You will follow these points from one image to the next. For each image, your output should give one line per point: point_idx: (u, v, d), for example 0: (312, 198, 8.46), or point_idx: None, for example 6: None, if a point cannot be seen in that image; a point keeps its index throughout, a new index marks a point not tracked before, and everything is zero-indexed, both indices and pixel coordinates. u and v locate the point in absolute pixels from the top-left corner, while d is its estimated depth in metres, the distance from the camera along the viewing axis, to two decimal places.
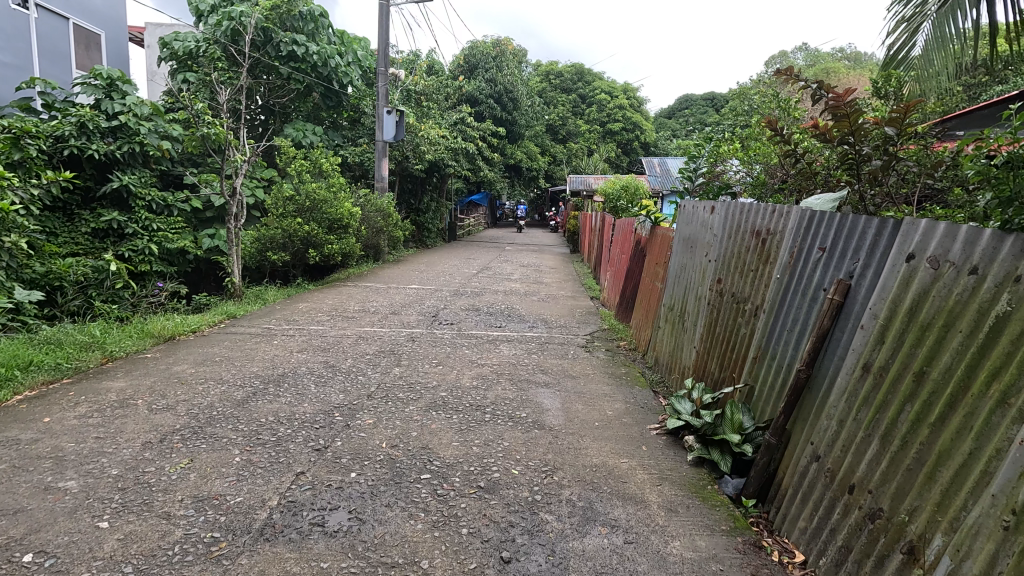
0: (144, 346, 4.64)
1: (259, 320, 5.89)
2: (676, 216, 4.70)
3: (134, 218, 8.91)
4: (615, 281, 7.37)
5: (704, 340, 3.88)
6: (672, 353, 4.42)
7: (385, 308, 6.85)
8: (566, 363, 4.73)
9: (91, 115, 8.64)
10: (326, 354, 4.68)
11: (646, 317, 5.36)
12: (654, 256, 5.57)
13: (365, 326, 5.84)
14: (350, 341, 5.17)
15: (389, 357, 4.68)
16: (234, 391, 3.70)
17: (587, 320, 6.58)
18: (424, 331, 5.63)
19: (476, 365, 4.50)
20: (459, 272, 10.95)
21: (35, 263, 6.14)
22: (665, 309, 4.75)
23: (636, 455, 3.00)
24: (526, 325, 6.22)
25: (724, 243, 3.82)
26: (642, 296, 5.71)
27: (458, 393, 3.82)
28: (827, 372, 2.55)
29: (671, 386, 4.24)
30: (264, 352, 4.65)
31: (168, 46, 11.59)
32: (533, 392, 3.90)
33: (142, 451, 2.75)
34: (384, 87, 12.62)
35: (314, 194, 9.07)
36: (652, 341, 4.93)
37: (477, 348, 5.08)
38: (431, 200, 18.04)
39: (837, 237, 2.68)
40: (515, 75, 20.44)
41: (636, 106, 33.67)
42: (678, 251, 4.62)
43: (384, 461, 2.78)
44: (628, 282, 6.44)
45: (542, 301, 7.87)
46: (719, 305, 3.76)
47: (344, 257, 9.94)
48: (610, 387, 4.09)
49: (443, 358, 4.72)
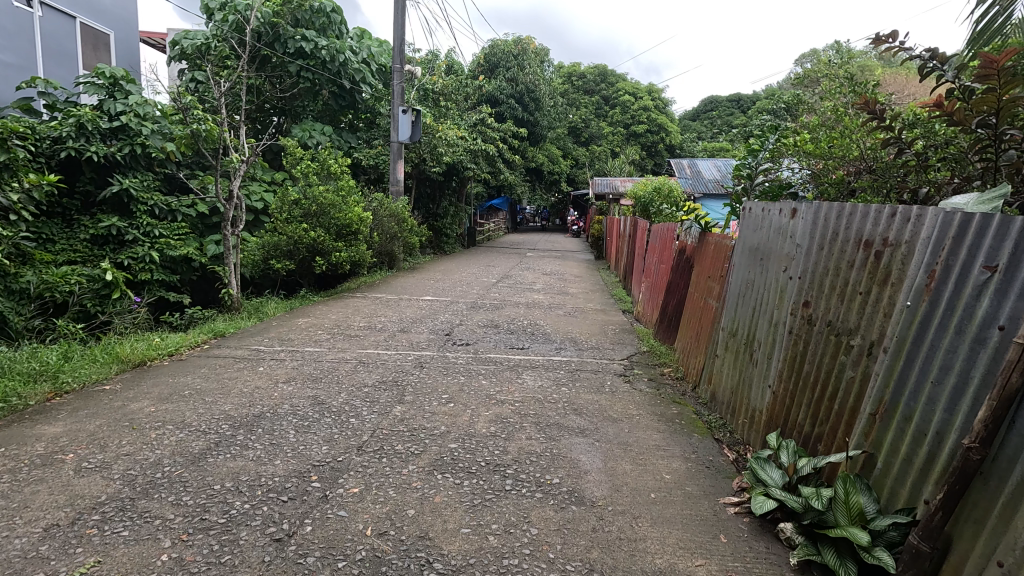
0: (107, 375, 3.95)
1: (249, 340, 5.19)
2: (739, 222, 3.86)
3: (135, 224, 8.33)
4: (653, 294, 6.53)
5: (786, 380, 3.05)
6: (738, 390, 3.59)
7: (394, 325, 6.10)
8: (603, 398, 3.91)
9: (90, 115, 8.15)
10: (317, 386, 3.94)
11: (697, 340, 4.53)
12: (705, 267, 4.72)
13: (367, 347, 5.10)
14: (348, 368, 4.42)
15: (391, 390, 3.91)
16: (191, 441, 2.97)
17: (622, 341, 5.75)
18: (434, 356, 4.86)
19: (495, 403, 3.71)
20: (477, 281, 10.21)
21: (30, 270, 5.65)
22: (725, 334, 3.92)
23: (713, 553, 2.18)
24: (552, 346, 5.41)
25: (811, 256, 2.98)
26: (689, 314, 4.89)
27: (472, 446, 3.02)
28: (1019, 454, 1.69)
29: (739, 434, 3.41)
30: (244, 383, 3.93)
31: (179, 45, 11.16)
32: (566, 443, 3.10)
33: (39, 543, 2.04)
34: (399, 85, 11.93)
35: (321, 197, 8.38)
36: (709, 371, 4.10)
37: (497, 378, 4.29)
38: (449, 204, 17.36)
39: (1019, 252, 1.83)
40: (538, 74, 19.73)
41: (662, 107, 32.69)
42: (743, 263, 3.78)
43: (366, 563, 2.01)
44: (669, 297, 5.64)
45: (569, 316, 7.04)
46: (808, 335, 2.91)
47: (354, 265, 9.24)
48: (662, 436, 3.27)
49: (454, 391, 3.94)
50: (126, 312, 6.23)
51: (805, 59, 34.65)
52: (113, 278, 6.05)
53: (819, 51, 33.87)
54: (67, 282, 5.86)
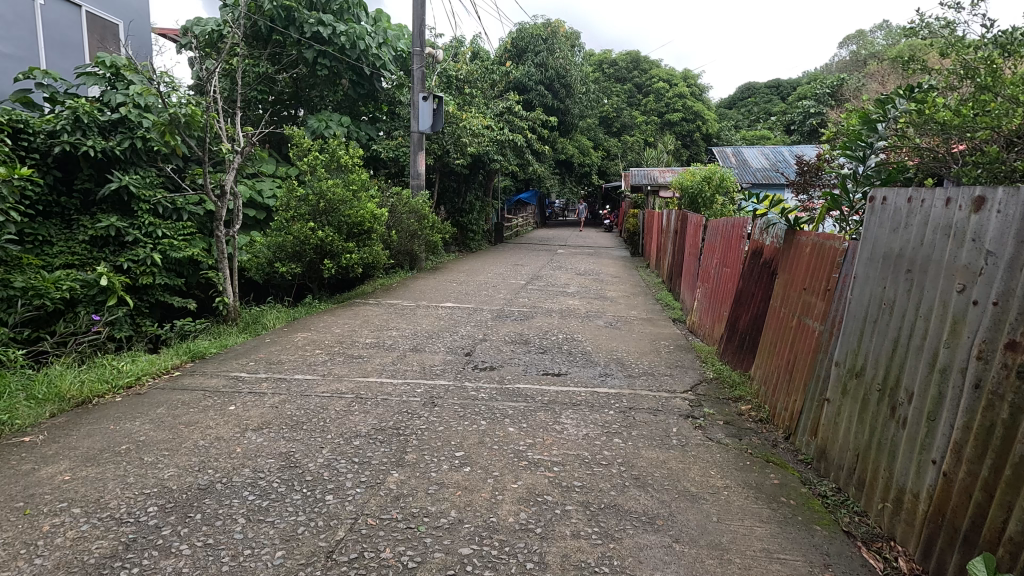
0: (36, 420, 3.11)
1: (230, 364, 4.33)
2: (867, 217, 2.78)
3: (137, 224, 7.48)
4: (714, 302, 5.46)
5: (971, 461, 1.98)
6: (867, 457, 2.55)
7: (406, 341, 5.18)
8: (671, 459, 2.90)
9: (87, 107, 7.45)
10: (294, 437, 3.03)
11: (788, 372, 3.48)
12: (797, 277, 3.64)
13: (369, 373, 4.19)
14: (341, 406, 3.51)
15: (389, 444, 2.98)
16: (94, 539, 2.09)
17: (680, 363, 4.71)
18: (449, 387, 3.91)
19: (528, 469, 2.73)
20: (504, 283, 9.25)
21: (14, 275, 4.98)
22: (839, 372, 2.86)
23: None
24: (595, 371, 4.39)
25: (1019, 271, 1.89)
26: (772, 335, 3.84)
27: (493, 554, 2.06)
28: None
29: (881, 525, 2.36)
30: (204, 432, 3.05)
31: (189, 32, 10.30)
32: (631, 549, 2.11)
33: None
34: (420, 70, 10.97)
35: (330, 192, 7.50)
36: (813, 419, 3.06)
37: (528, 424, 3.30)
38: (475, 198, 16.39)
39: None
40: (568, 59, 18.66)
41: (698, 94, 31.10)
42: (871, 274, 2.70)
43: None
44: (739, 311, 4.58)
45: (611, 328, 6.00)
46: (1019, 396, 1.84)
47: (368, 267, 8.39)
48: (768, 533, 2.27)
49: (471, 446, 2.98)
50: (81, 332, 5.17)
51: (852, 41, 32.73)
52: (109, 283, 5.25)
53: (866, 31, 31.93)
54: (59, 288, 5.13)
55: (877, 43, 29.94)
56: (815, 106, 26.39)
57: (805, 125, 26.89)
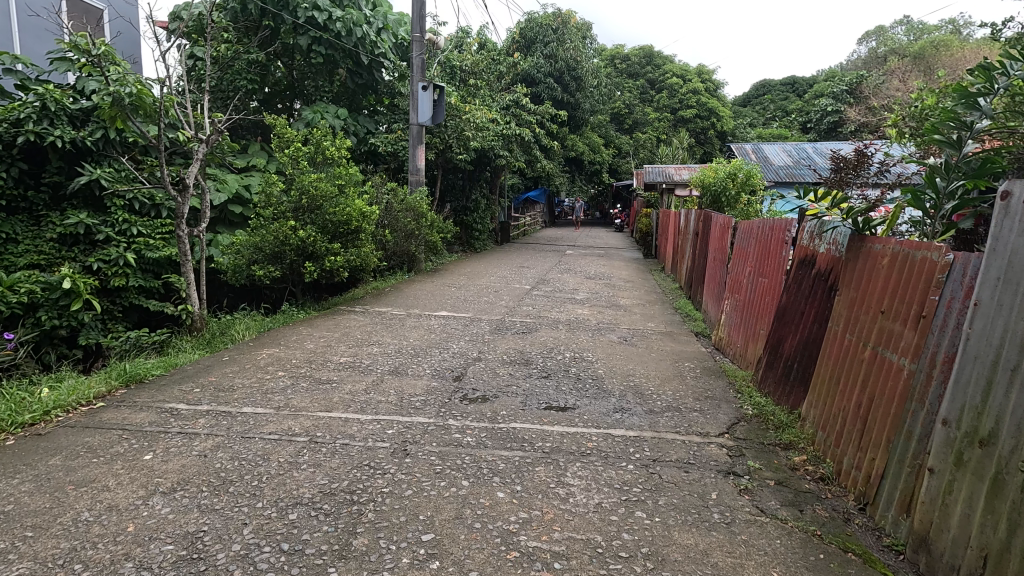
0: None
1: (169, 392, 3.58)
2: (999, 220, 1.98)
3: (110, 221, 6.41)
4: (747, 318, 4.67)
5: None
6: (1004, 567, 1.76)
7: (386, 363, 4.40)
8: (716, 551, 2.12)
9: (56, 93, 6.38)
10: (213, 506, 2.29)
11: (861, 420, 2.67)
12: (872, 295, 2.83)
13: (334, 407, 3.43)
14: (288, 455, 2.76)
15: (336, 519, 2.22)
16: None
17: (708, 393, 3.94)
18: (428, 428, 3.14)
19: (518, 567, 1.97)
20: (507, 288, 8.50)
21: None
22: (949, 433, 2.06)
23: None
24: (610, 406, 3.60)
25: None
26: (835, 367, 3.03)
27: None
28: None
29: None
30: (96, 499, 2.30)
31: (176, 17, 9.43)
32: None
33: None
34: (420, 58, 10.18)
35: (312, 187, 6.76)
36: (903, 491, 2.26)
37: (524, 486, 2.53)
38: (480, 196, 15.61)
39: None
40: (580, 50, 17.78)
41: (713, 90, 30.06)
42: (1009, 302, 1.90)
43: None
44: (784, 332, 3.79)
45: (626, 345, 5.22)
46: None
47: (357, 270, 7.66)
48: None
49: (444, 524, 2.21)
50: None
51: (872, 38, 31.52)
52: (71, 286, 4.54)
53: (887, 28, 30.83)
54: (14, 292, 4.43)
55: (899, 39, 28.79)
56: (833, 104, 25.28)
57: (823, 121, 25.87)
